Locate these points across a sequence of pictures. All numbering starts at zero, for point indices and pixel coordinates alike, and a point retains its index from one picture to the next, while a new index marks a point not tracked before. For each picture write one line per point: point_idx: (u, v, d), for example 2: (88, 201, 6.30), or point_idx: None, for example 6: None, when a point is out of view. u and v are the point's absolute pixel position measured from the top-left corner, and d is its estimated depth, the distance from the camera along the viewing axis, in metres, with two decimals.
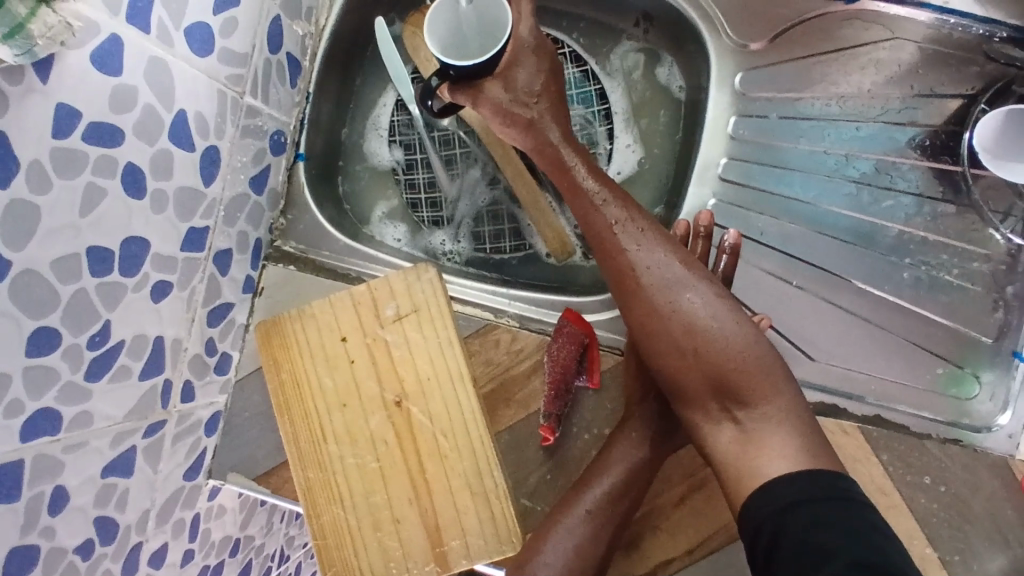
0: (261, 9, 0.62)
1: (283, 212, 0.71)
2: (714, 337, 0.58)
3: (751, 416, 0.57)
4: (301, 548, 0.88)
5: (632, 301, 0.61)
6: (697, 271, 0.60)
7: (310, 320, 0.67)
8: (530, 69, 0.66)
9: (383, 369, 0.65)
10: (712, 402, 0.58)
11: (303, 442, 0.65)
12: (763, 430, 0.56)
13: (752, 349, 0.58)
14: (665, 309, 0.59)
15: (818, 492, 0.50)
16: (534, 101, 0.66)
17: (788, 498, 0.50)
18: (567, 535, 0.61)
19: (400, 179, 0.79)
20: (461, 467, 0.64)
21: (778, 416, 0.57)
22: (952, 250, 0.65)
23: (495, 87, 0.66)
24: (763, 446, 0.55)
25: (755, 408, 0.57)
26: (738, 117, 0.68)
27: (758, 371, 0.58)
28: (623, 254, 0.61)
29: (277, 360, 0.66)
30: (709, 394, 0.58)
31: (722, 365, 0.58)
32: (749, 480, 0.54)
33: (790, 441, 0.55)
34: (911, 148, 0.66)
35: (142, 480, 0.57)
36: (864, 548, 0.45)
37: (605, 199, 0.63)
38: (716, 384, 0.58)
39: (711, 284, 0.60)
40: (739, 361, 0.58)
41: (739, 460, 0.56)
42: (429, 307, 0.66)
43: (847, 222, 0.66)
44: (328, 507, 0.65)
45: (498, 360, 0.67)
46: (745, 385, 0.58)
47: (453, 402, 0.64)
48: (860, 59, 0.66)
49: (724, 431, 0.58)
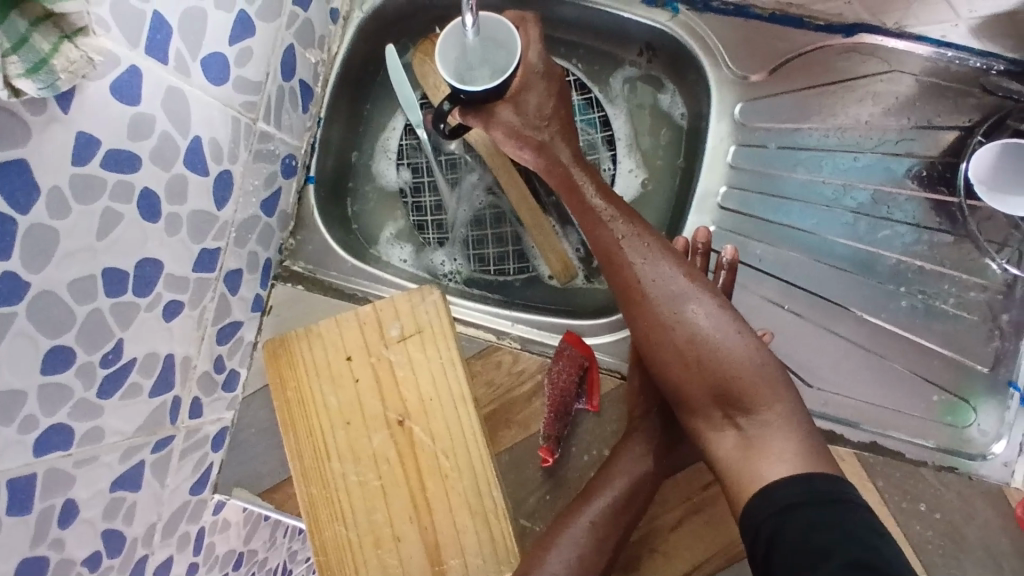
0: (276, 39, 0.64)
1: (293, 232, 0.73)
2: (717, 346, 0.59)
3: (752, 423, 0.57)
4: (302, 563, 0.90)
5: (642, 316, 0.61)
6: (702, 284, 0.61)
7: (316, 339, 0.68)
8: (540, 92, 0.68)
9: (386, 388, 0.67)
10: (715, 410, 0.59)
11: (306, 458, 0.67)
12: (764, 436, 0.56)
13: (754, 358, 0.58)
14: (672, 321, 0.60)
15: (814, 492, 0.50)
16: (544, 123, 0.68)
17: (786, 500, 0.51)
18: (570, 545, 0.60)
19: (407, 201, 0.80)
20: (462, 486, 0.65)
21: (780, 423, 0.57)
22: (950, 279, 0.66)
23: (506, 112, 0.69)
24: (764, 451, 0.55)
25: (758, 416, 0.57)
26: (738, 146, 0.69)
27: (762, 380, 0.58)
28: (629, 268, 0.62)
29: (284, 379, 0.68)
30: (712, 402, 0.59)
31: (727, 375, 0.58)
32: (748, 485, 0.54)
33: (790, 446, 0.55)
34: (908, 179, 0.67)
35: (149, 493, 0.58)
36: (860, 548, 0.45)
37: (612, 216, 0.64)
38: (720, 394, 0.58)
39: (715, 296, 0.60)
40: (741, 369, 0.58)
41: (742, 465, 0.56)
42: (433, 328, 0.67)
43: (845, 251, 0.67)
44: (330, 524, 0.66)
45: (499, 382, 0.68)
46: (750, 395, 0.58)
47: (455, 423, 0.66)
48: (857, 90, 0.68)
49: (728, 438, 0.58)
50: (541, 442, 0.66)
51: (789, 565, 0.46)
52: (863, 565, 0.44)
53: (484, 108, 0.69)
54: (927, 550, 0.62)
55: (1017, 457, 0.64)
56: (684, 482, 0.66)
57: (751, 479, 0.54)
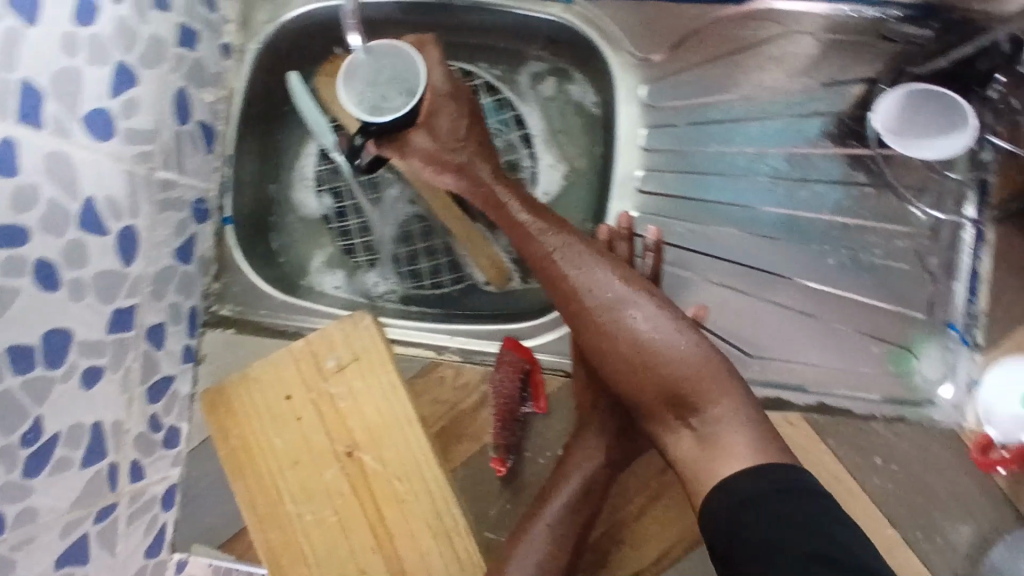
0: (163, 85, 0.63)
1: (216, 277, 0.71)
2: (661, 347, 0.59)
3: (706, 421, 0.58)
4: None
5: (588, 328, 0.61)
6: (640, 287, 0.61)
7: (253, 383, 0.67)
8: (452, 113, 0.67)
9: (331, 423, 0.65)
10: (669, 412, 0.59)
11: (260, 504, 0.66)
12: (720, 431, 0.56)
13: (699, 354, 0.59)
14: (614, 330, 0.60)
15: (773, 484, 0.50)
16: (461, 146, 0.68)
17: (745, 492, 0.50)
18: (532, 548, 0.60)
19: (332, 227, 0.78)
20: (421, 510, 0.64)
21: (734, 416, 0.57)
22: (875, 231, 0.66)
23: (420, 139, 0.68)
24: (722, 447, 0.55)
25: (710, 412, 0.58)
26: (649, 128, 0.68)
27: (711, 377, 0.58)
28: (566, 280, 0.62)
29: (225, 427, 0.67)
30: (665, 405, 0.59)
31: (677, 378, 0.58)
32: (709, 482, 0.54)
33: (748, 438, 0.55)
34: (820, 138, 0.67)
35: (99, 565, 0.57)
36: (816, 539, 0.45)
37: (542, 229, 0.64)
38: (670, 396, 0.59)
39: (653, 298, 0.61)
40: (687, 368, 0.58)
41: (702, 464, 0.56)
42: (369, 354, 0.65)
43: (769, 217, 0.67)
44: (294, 568, 0.65)
45: (445, 398, 0.67)
46: (698, 394, 0.58)
47: (405, 447, 0.65)
48: (759, 54, 0.68)
49: (684, 438, 0.58)
50: (493, 453, 0.66)
51: (751, 555, 0.46)
52: (817, 555, 0.44)
53: (398, 138, 0.68)
54: (890, 501, 0.63)
55: (963, 396, 0.64)
56: (642, 470, 0.65)
57: (712, 476, 0.54)
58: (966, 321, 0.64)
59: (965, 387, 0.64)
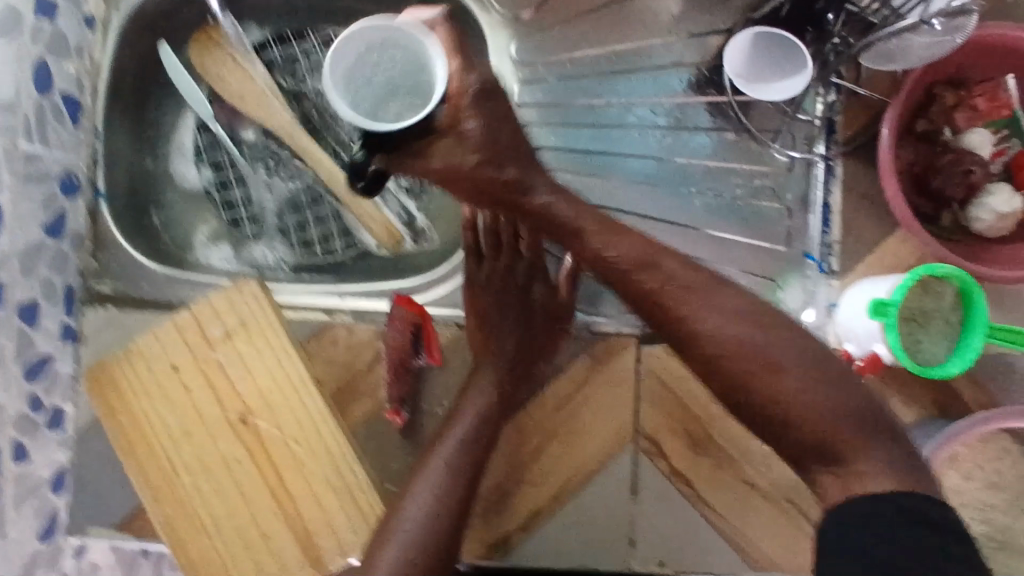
0: (19, 54, 0.59)
1: (92, 254, 0.70)
2: (803, 396, 0.54)
3: (847, 471, 0.52)
4: None
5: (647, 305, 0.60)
6: (774, 328, 0.56)
7: (137, 358, 0.66)
8: (490, 116, 0.59)
9: (221, 392, 0.65)
10: (812, 460, 0.54)
11: (153, 479, 0.65)
12: (866, 474, 0.51)
13: (847, 401, 0.54)
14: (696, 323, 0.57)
15: (903, 501, 0.48)
16: (500, 156, 0.60)
17: (859, 515, 0.48)
18: (426, 489, 0.61)
19: (215, 200, 0.78)
20: (320, 469, 0.65)
21: (881, 468, 0.51)
22: (737, 172, 0.70)
23: (447, 148, 0.59)
24: (861, 489, 0.50)
25: (851, 463, 0.52)
26: (522, 84, 0.71)
27: (858, 424, 0.53)
28: (681, 321, 0.57)
29: (112, 405, 0.66)
30: (809, 455, 0.54)
31: (824, 423, 0.53)
32: (836, 496, 0.51)
33: (891, 482, 0.49)
34: (681, 87, 0.71)
35: None
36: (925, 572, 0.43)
37: (617, 257, 0.60)
38: (816, 446, 0.53)
39: (781, 331, 0.56)
40: (831, 421, 0.53)
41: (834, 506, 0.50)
42: (255, 319, 0.65)
43: (640, 165, 0.70)
44: (194, 539, 0.65)
45: (339, 359, 0.67)
46: (818, 423, 0.53)
47: (298, 409, 0.65)
48: (625, 16, 0.71)
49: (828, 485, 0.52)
50: (388, 405, 0.66)
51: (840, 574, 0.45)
52: None
53: (413, 149, 0.60)
54: None
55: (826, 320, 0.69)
56: (536, 410, 0.68)
57: (846, 483, 0.51)
58: (822, 251, 0.69)
59: (828, 311, 0.68)
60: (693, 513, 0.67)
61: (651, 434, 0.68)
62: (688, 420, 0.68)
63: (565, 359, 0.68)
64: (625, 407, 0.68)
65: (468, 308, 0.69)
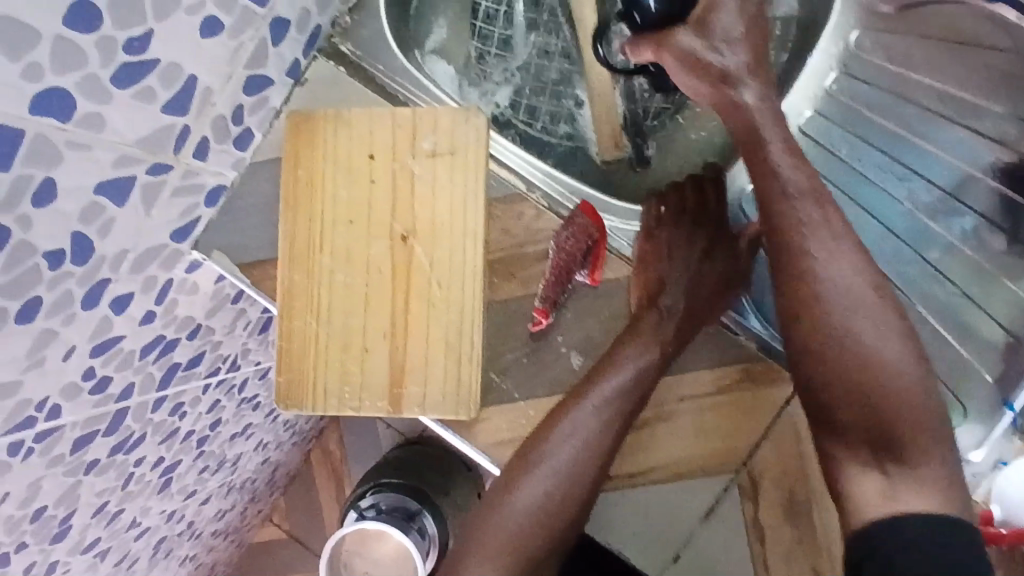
0: None
1: (350, 11, 0.70)
2: (888, 389, 0.50)
3: (904, 474, 0.49)
4: (241, 343, 0.92)
5: (708, 98, 0.60)
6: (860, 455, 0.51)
7: (344, 128, 0.64)
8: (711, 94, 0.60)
9: (400, 200, 0.64)
10: (868, 452, 0.51)
11: (299, 242, 0.64)
12: (911, 490, 0.49)
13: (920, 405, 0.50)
14: (760, 152, 0.57)
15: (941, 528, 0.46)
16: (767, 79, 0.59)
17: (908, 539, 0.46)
18: (535, 488, 0.59)
19: (476, 26, 0.79)
20: (445, 320, 0.63)
21: (933, 483, 0.49)
22: (980, 281, 0.62)
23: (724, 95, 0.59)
24: (909, 485, 0.49)
25: (911, 467, 0.49)
26: (840, 73, 0.73)
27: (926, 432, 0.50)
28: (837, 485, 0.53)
29: (298, 154, 0.64)
30: (866, 443, 0.51)
31: (895, 418, 0.50)
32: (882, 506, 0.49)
33: (941, 490, 0.48)
34: (986, 168, 0.62)
35: (131, 214, 0.56)
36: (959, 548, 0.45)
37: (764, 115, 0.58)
38: (876, 440, 0.51)
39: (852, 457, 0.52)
40: (903, 412, 0.50)
41: (875, 509, 0.49)
42: (466, 154, 0.63)
43: (939, 170, 0.66)
44: (303, 315, 0.65)
45: (514, 234, 0.65)
46: (904, 416, 0.50)
47: (458, 255, 0.63)
48: (974, 77, 0.63)
49: (874, 482, 0.50)
50: (538, 302, 0.64)
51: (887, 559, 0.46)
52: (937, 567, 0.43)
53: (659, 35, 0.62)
54: None
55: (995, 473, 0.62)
56: (667, 389, 0.63)
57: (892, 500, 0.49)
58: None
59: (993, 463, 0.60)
60: (748, 567, 0.62)
61: (757, 473, 0.62)
62: (798, 481, 0.62)
63: (719, 359, 0.64)
64: (746, 434, 0.62)
65: (691, 419, 0.63)
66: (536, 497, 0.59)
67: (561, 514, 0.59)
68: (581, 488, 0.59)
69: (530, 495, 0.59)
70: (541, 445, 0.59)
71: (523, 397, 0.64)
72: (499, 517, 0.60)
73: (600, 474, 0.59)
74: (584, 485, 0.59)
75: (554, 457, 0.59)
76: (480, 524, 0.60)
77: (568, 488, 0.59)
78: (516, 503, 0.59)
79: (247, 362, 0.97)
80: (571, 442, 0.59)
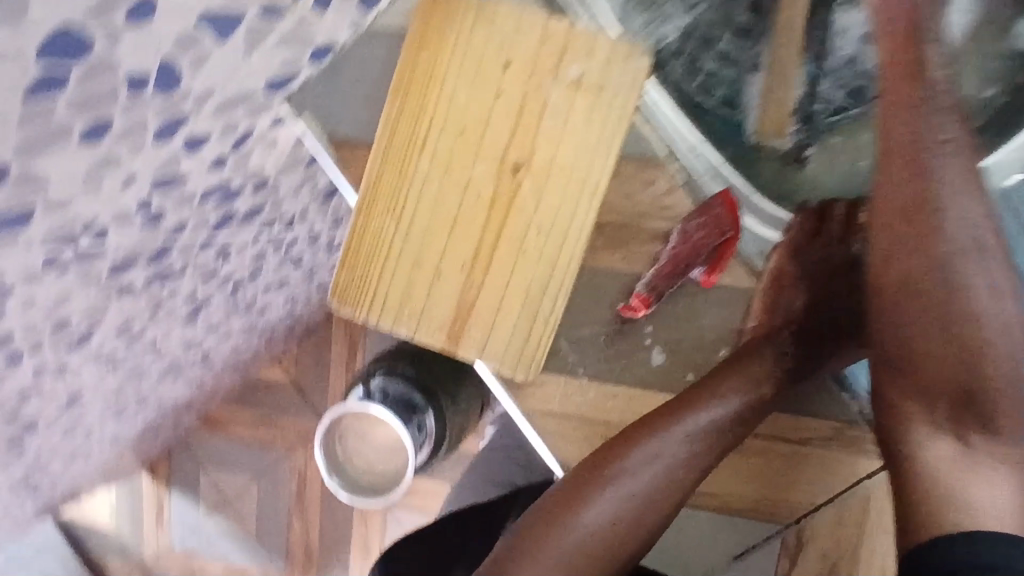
0: None
1: None
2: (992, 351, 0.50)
3: (987, 444, 0.50)
4: (300, 205, 0.86)
5: (900, 84, 0.50)
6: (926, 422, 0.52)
7: (485, 22, 0.55)
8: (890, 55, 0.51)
9: (522, 126, 0.55)
10: (944, 409, 0.51)
11: (399, 137, 0.57)
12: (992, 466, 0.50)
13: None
14: (924, 131, 0.49)
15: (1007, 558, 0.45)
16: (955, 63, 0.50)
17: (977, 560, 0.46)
18: (607, 504, 0.55)
19: None
20: (531, 271, 0.56)
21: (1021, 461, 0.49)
22: None
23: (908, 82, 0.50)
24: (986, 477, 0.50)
25: (1000, 441, 0.50)
26: None
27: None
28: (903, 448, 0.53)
29: (426, 37, 0.55)
30: (946, 402, 0.51)
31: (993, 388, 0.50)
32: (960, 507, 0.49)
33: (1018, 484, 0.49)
34: None
35: (231, 52, 0.48)
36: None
37: (948, 135, 0.50)
38: (961, 400, 0.51)
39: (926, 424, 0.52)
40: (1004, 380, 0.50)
41: (952, 483, 0.50)
42: (614, 96, 0.54)
43: None
44: (381, 216, 0.58)
45: (635, 201, 0.56)
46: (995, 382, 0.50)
47: (568, 207, 0.55)
48: None
49: (945, 447, 0.51)
50: (640, 287, 0.56)
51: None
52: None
53: None
54: None
55: None
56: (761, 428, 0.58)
57: (961, 504, 0.49)
58: None
59: None
60: None
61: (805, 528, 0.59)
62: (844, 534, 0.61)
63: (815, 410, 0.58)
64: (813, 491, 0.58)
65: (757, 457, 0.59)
66: (603, 515, 0.55)
67: (622, 533, 0.56)
68: (654, 514, 0.56)
69: (599, 512, 0.55)
70: (622, 461, 0.55)
71: (587, 376, 0.58)
72: (556, 531, 0.55)
73: (674, 500, 0.57)
74: (659, 510, 0.56)
75: (634, 475, 0.55)
76: (532, 531, 0.55)
77: (641, 508, 0.56)
78: (582, 518, 0.55)
79: (301, 223, 0.91)
80: (657, 464, 0.55)
